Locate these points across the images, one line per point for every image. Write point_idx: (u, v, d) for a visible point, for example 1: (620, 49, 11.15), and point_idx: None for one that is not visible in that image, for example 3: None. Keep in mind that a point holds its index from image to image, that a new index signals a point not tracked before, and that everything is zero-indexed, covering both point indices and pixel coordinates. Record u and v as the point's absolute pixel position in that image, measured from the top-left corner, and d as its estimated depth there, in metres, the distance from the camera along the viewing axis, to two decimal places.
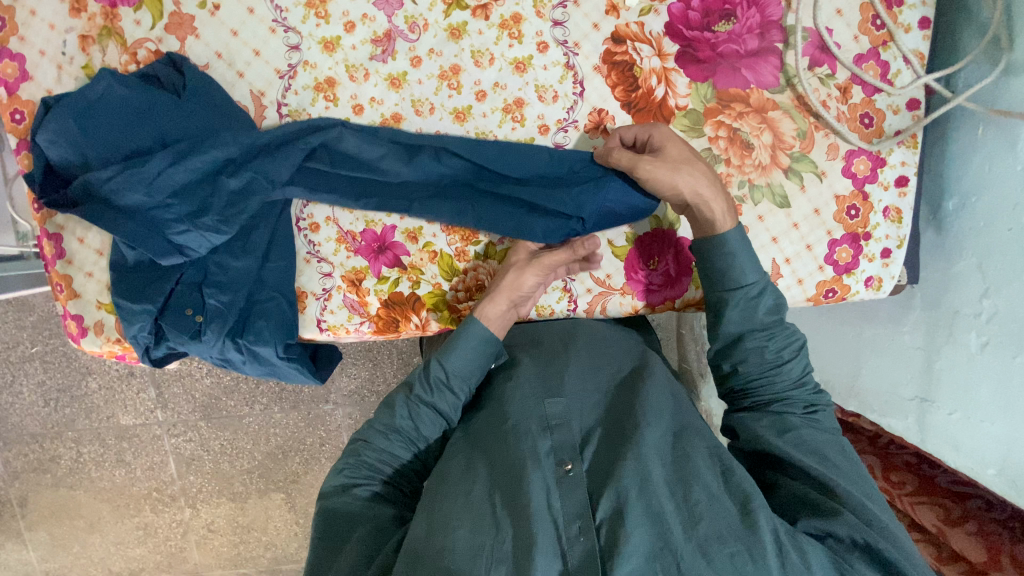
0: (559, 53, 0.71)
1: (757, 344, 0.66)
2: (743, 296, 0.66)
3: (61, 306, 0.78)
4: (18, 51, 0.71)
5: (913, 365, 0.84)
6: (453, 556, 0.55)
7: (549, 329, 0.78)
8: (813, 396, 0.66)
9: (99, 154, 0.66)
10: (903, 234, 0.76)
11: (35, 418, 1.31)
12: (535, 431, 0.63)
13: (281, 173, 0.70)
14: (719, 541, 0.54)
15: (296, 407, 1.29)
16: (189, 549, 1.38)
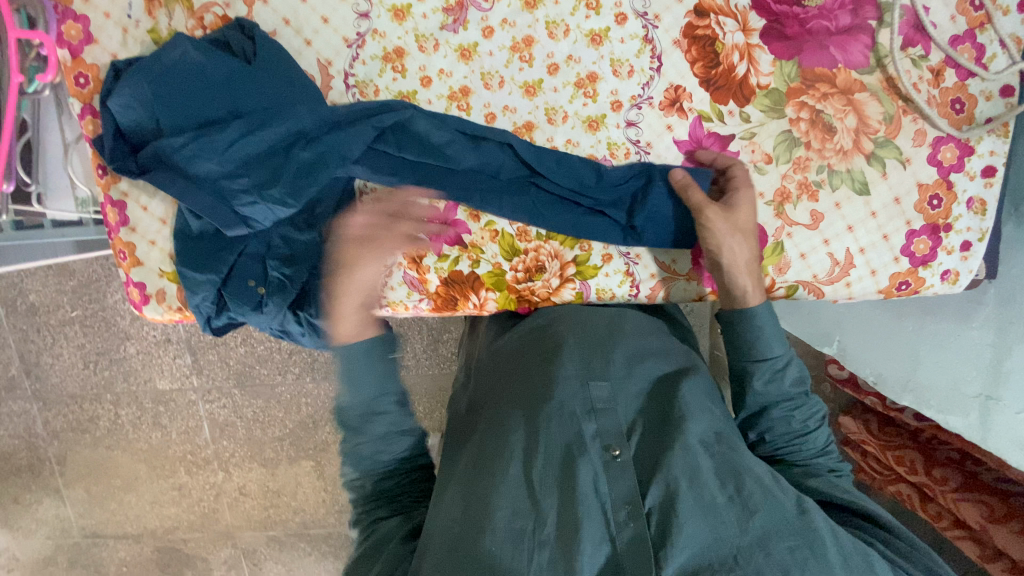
0: (638, 25, 0.69)
1: (783, 414, 0.66)
2: (769, 368, 0.66)
3: (123, 273, 0.78)
4: (82, 13, 0.70)
5: (980, 363, 0.83)
6: (495, 538, 0.53)
7: (586, 313, 0.74)
8: (836, 462, 0.67)
9: (170, 121, 0.65)
10: (986, 226, 0.73)
11: (75, 380, 1.35)
12: (579, 413, 0.60)
13: (354, 149, 0.68)
14: (778, 535, 0.52)
15: (328, 377, 1.30)
16: (221, 510, 1.41)
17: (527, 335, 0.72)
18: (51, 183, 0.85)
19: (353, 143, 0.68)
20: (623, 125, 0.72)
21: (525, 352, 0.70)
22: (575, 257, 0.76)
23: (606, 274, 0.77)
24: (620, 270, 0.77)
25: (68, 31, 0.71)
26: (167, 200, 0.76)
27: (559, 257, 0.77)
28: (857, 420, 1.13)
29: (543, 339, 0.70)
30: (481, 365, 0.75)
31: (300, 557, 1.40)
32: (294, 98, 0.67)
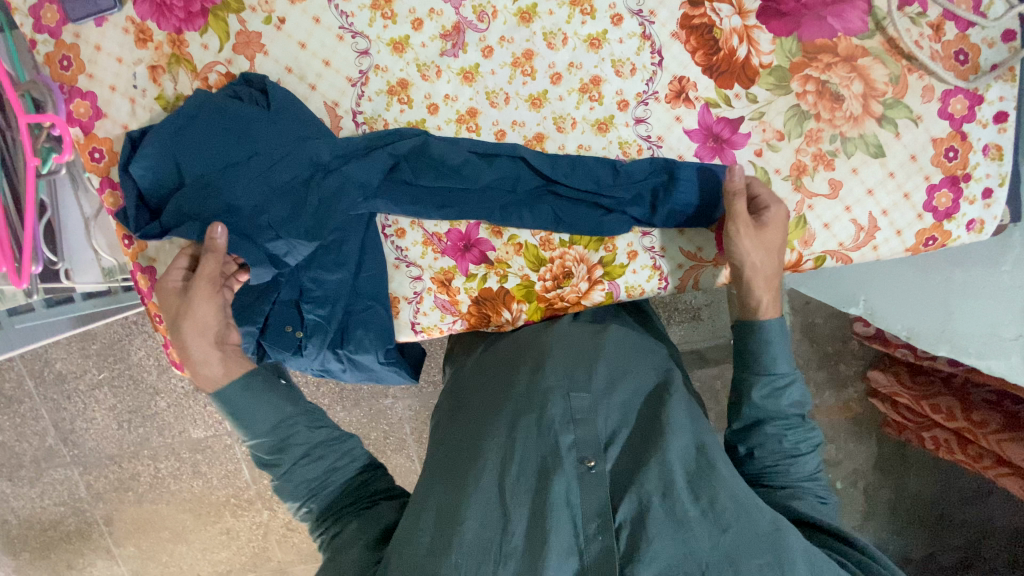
0: (635, 23, 0.70)
1: (776, 431, 0.68)
2: (769, 385, 0.69)
3: (162, 336, 0.79)
4: (88, 89, 0.71)
5: (1014, 304, 0.83)
6: (461, 552, 0.54)
7: (563, 327, 0.74)
8: (823, 489, 0.69)
9: (194, 172, 0.67)
10: (1005, 171, 0.73)
11: (111, 441, 1.35)
12: (558, 424, 0.60)
13: (374, 177, 0.70)
14: (747, 551, 0.54)
15: (358, 404, 1.28)
16: (272, 548, 1.42)
17: (509, 348, 0.72)
18: (76, 259, 0.86)
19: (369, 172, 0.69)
20: (631, 123, 0.72)
21: (509, 366, 0.69)
22: (601, 258, 0.77)
23: (634, 271, 0.77)
24: (647, 265, 0.77)
25: (76, 109, 0.72)
26: None
27: (585, 260, 0.77)
28: (887, 373, 1.15)
29: (522, 351, 0.69)
30: (462, 380, 0.75)
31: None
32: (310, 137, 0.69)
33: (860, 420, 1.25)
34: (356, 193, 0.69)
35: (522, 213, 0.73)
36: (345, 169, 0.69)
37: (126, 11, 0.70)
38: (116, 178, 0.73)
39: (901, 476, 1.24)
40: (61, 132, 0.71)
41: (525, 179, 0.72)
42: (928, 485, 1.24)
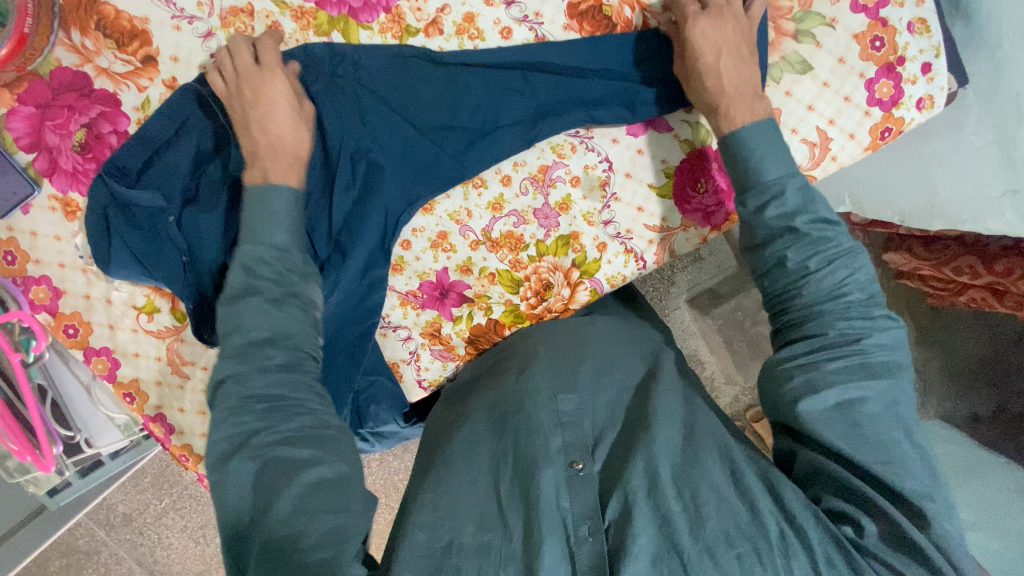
0: (525, 30, 0.70)
1: (804, 250, 0.60)
2: (760, 196, 0.62)
3: (193, 472, 0.81)
4: (40, 274, 0.73)
5: (992, 161, 0.79)
6: (461, 554, 0.52)
7: (538, 342, 0.73)
8: (857, 314, 0.57)
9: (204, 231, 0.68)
10: (938, 40, 0.71)
11: (194, 559, 1.28)
12: (547, 426, 0.59)
13: (323, 249, 0.71)
14: (726, 542, 0.50)
15: (408, 449, 1.26)
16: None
17: (496, 368, 0.72)
18: (91, 426, 0.89)
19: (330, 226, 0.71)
20: None
21: (498, 379, 0.69)
22: (574, 261, 0.77)
23: (610, 262, 0.77)
24: (620, 250, 0.77)
25: (36, 295, 0.73)
26: (199, 395, 0.78)
27: (559, 268, 0.77)
28: (901, 250, 1.10)
29: (507, 367, 0.70)
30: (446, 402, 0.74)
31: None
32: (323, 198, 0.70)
33: (888, 300, 1.23)
34: (311, 263, 0.70)
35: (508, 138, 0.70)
36: (293, 244, 0.69)
37: (46, 190, 0.70)
38: (97, 344, 0.76)
39: (945, 340, 1.21)
40: (31, 324, 0.75)
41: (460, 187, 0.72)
42: (976, 337, 1.20)
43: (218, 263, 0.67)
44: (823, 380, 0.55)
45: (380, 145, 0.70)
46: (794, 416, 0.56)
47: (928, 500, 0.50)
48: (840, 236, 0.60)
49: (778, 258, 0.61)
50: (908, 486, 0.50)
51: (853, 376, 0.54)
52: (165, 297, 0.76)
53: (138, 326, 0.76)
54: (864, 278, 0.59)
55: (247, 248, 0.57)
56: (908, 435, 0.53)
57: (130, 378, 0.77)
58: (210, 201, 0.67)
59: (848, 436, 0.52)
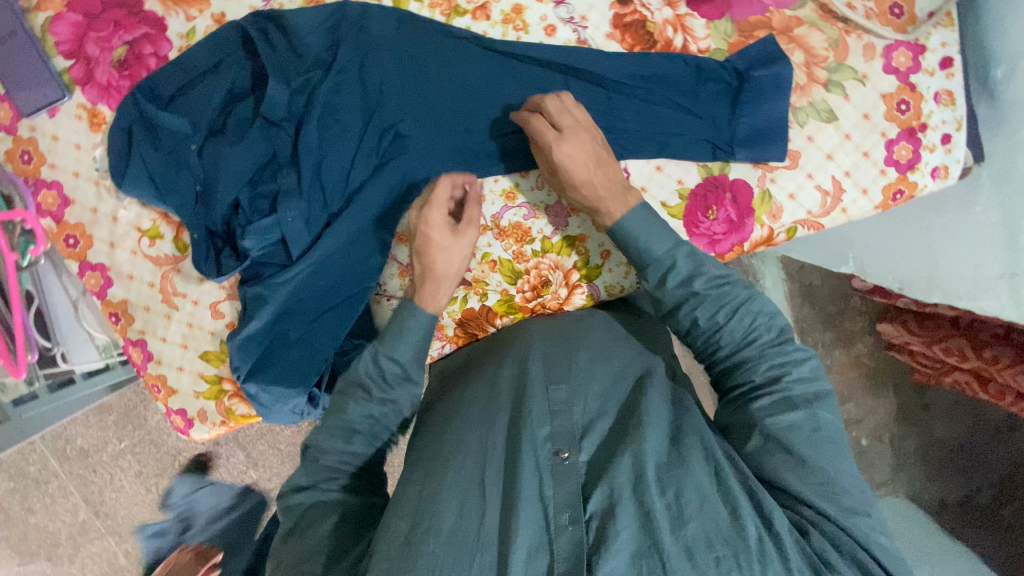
0: (569, 30, 0.72)
1: (708, 296, 0.60)
2: (658, 270, 0.62)
3: (163, 404, 0.81)
4: (52, 179, 0.73)
5: (993, 242, 0.81)
6: (434, 543, 0.49)
7: (535, 332, 0.70)
8: (773, 358, 0.59)
9: (229, 163, 0.67)
10: (960, 115, 0.73)
11: (142, 508, 1.24)
12: (536, 415, 0.57)
13: (335, 199, 0.71)
14: (705, 544, 0.48)
15: None
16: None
17: (501, 351, 0.68)
18: (69, 341, 0.88)
19: (345, 177, 0.71)
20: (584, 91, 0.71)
21: (495, 363, 0.66)
22: (575, 263, 0.78)
23: (609, 270, 0.78)
24: (622, 261, 0.78)
25: (44, 200, 0.74)
26: (183, 327, 0.79)
27: (560, 267, 0.78)
28: (895, 324, 1.09)
29: (506, 351, 0.67)
30: (449, 382, 0.71)
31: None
32: (343, 144, 0.70)
33: (874, 371, 1.19)
34: (320, 212, 0.71)
35: None
36: (306, 190, 0.69)
37: (76, 98, 0.71)
38: (94, 260, 0.76)
39: (925, 424, 1.17)
40: (33, 228, 0.74)
41: (485, 171, 0.74)
42: (957, 420, 1.16)
43: (229, 197, 0.68)
44: (759, 418, 0.56)
45: (412, 109, 0.71)
46: (741, 453, 0.57)
47: (852, 512, 0.52)
48: (738, 290, 0.61)
49: (689, 320, 0.61)
50: (827, 509, 0.52)
51: (783, 418, 0.55)
52: (170, 225, 0.76)
53: (138, 249, 0.77)
54: (761, 318, 0.60)
55: (376, 349, 0.62)
56: (838, 454, 0.54)
57: (119, 298, 0.78)
58: (235, 134, 0.68)
59: (791, 469, 0.53)
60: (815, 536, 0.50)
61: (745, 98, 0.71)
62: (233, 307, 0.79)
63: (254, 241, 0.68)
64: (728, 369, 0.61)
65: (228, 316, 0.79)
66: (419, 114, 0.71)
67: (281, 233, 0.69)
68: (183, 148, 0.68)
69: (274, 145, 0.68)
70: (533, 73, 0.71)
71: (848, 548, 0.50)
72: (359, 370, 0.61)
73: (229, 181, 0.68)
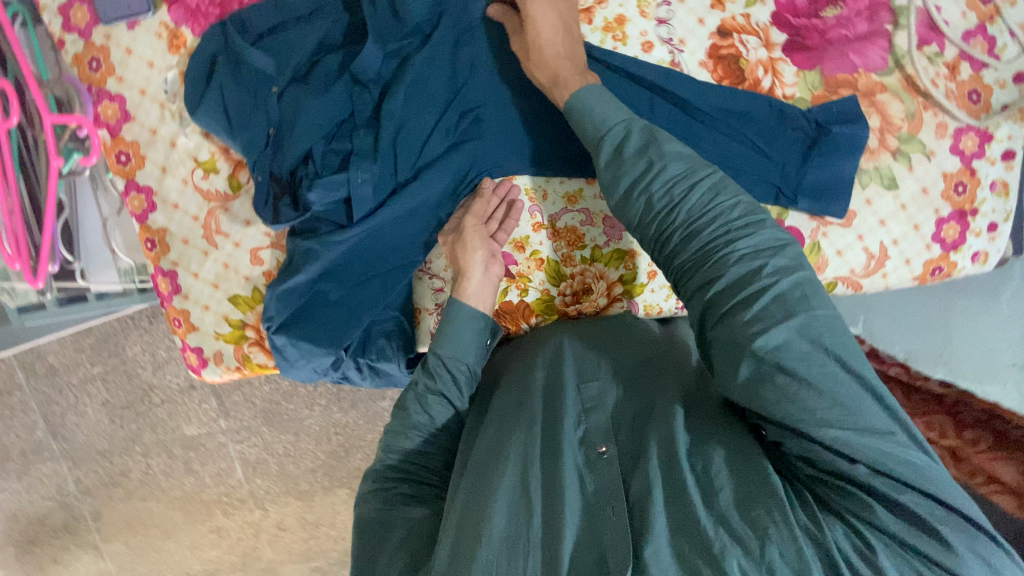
0: (665, 50, 0.73)
1: (663, 184, 0.55)
2: (614, 141, 0.59)
3: (179, 340, 0.79)
4: (117, 92, 0.72)
5: (1014, 332, 0.87)
6: (490, 549, 0.50)
7: (565, 330, 0.72)
8: (734, 214, 0.52)
9: (309, 115, 0.66)
10: (1010, 207, 0.76)
11: (102, 436, 1.25)
12: (571, 412, 0.58)
13: (405, 170, 0.71)
14: (743, 507, 0.47)
15: (355, 405, 1.22)
16: (262, 548, 1.29)
17: (528, 347, 0.70)
18: (91, 258, 0.85)
19: (418, 151, 0.71)
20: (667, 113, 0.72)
21: (529, 360, 0.67)
22: (621, 276, 0.78)
23: (653, 290, 0.79)
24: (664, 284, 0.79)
25: (104, 111, 0.72)
26: (217, 266, 0.77)
27: (605, 277, 0.79)
28: None
29: (535, 349, 0.69)
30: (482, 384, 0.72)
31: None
32: (421, 120, 0.70)
33: None
34: (389, 180, 0.70)
35: None
36: (380, 155, 0.69)
37: (159, 16, 0.71)
38: (142, 181, 0.74)
39: None
40: (89, 135, 0.72)
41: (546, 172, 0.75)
42: None
43: (303, 147, 0.67)
44: (745, 336, 0.47)
45: (494, 99, 0.72)
46: (731, 378, 0.48)
47: (871, 435, 0.45)
48: (698, 165, 0.55)
49: (643, 202, 0.56)
50: (837, 432, 0.45)
51: (773, 334, 0.46)
52: (228, 161, 0.75)
53: (190, 179, 0.75)
54: (724, 188, 0.53)
55: (432, 356, 0.66)
56: (840, 368, 0.46)
57: (159, 226, 0.76)
58: (319, 85, 0.68)
59: (798, 399, 0.45)
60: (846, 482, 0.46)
61: (818, 153, 0.72)
62: (274, 256, 0.77)
63: (319, 196, 0.67)
64: (690, 268, 0.53)
65: (267, 264, 0.77)
66: (498, 105, 0.73)
67: (347, 192, 0.68)
68: (266, 92, 0.67)
69: (354, 104, 0.68)
70: (621, 86, 0.71)
71: (883, 490, 0.44)
72: (416, 373, 0.67)
73: (305, 133, 0.67)
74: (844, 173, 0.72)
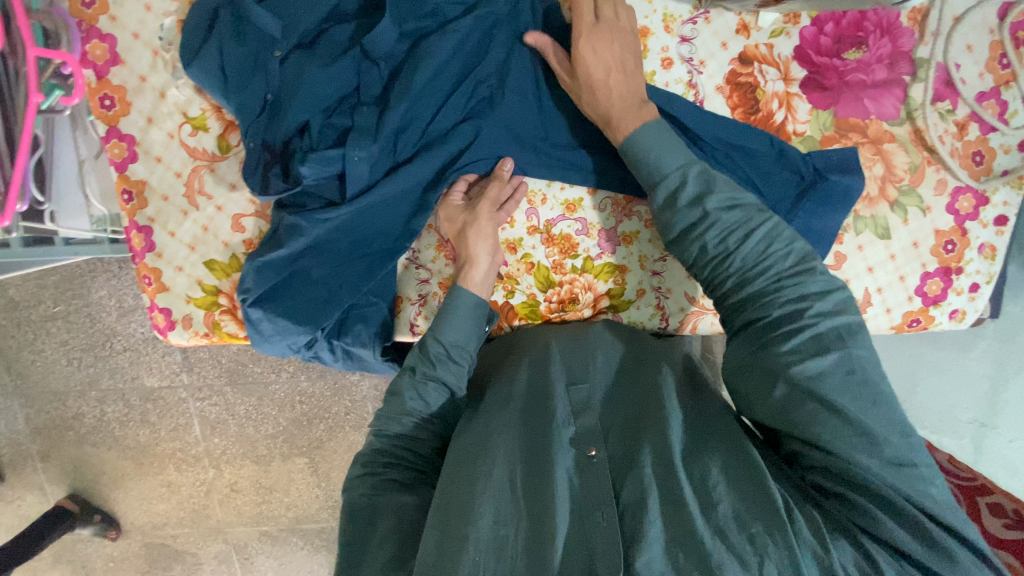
0: (683, 70, 0.72)
1: (719, 232, 0.56)
2: (668, 184, 0.59)
3: (147, 298, 0.76)
4: (109, 32, 0.69)
5: (977, 391, 0.87)
6: (477, 549, 0.49)
7: (552, 334, 0.72)
8: (788, 260, 0.53)
9: (312, 85, 0.63)
10: (994, 270, 0.77)
11: (57, 377, 1.20)
12: (560, 416, 0.58)
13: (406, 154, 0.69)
14: (740, 525, 0.47)
15: (324, 376, 1.19)
16: (212, 507, 1.27)
17: (518, 351, 0.70)
18: (62, 201, 0.80)
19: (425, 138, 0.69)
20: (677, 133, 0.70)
21: (512, 365, 0.67)
22: (608, 290, 0.78)
23: (638, 307, 0.78)
24: (651, 303, 0.78)
25: (92, 51, 0.70)
26: (196, 227, 0.74)
27: (593, 289, 0.78)
28: None
29: (523, 353, 0.69)
30: (472, 384, 0.71)
31: (291, 552, 1.28)
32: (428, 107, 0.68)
33: None
34: (387, 159, 0.68)
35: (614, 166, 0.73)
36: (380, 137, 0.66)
37: None
38: (124, 129, 0.71)
39: None
40: (74, 74, 0.67)
41: (551, 175, 0.73)
42: None
43: (300, 118, 0.64)
44: (788, 372, 0.49)
45: (511, 95, 0.71)
46: (770, 412, 0.51)
47: (898, 469, 0.46)
48: (753, 211, 0.56)
49: (698, 246, 0.57)
50: (866, 462, 0.46)
51: (813, 375, 0.48)
52: (220, 121, 0.72)
53: (177, 134, 0.72)
54: (777, 234, 0.54)
55: (430, 338, 0.65)
56: (876, 405, 0.47)
57: (138, 177, 0.72)
58: (325, 56, 0.65)
59: (830, 428, 0.47)
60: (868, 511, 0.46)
61: (824, 194, 0.70)
62: (257, 225, 0.74)
63: (312, 170, 0.65)
64: (740, 309, 0.55)
65: (248, 233, 0.74)
66: (511, 102, 0.71)
67: (341, 168, 0.66)
68: (268, 54, 0.64)
69: (360, 80, 0.66)
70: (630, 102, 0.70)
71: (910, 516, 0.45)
72: (412, 355, 0.65)
73: (305, 104, 0.64)
74: (831, 225, 0.71)
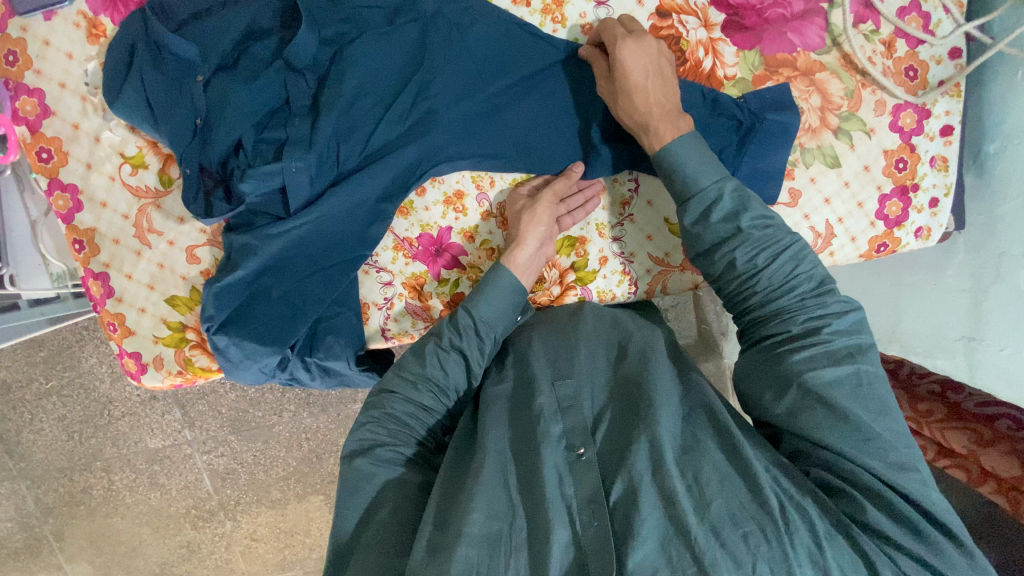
0: None
1: (751, 250, 0.56)
2: (701, 203, 0.59)
3: (115, 345, 0.75)
4: (35, 85, 0.70)
5: (959, 306, 0.81)
6: (468, 544, 0.47)
7: (534, 324, 0.70)
8: (813, 282, 0.55)
9: (239, 100, 0.64)
10: (950, 182, 0.77)
11: (59, 453, 1.19)
12: (547, 414, 0.56)
13: (349, 160, 0.69)
14: (732, 522, 0.47)
15: (326, 410, 1.19)
16: (235, 560, 1.24)
17: None
18: (21, 264, 0.79)
19: (365, 139, 0.69)
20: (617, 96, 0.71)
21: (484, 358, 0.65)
22: (573, 263, 0.77)
23: (605, 276, 0.78)
24: (616, 269, 0.78)
25: (22, 106, 0.70)
26: (152, 266, 0.74)
27: (557, 265, 0.77)
28: None
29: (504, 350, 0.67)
30: None
31: None
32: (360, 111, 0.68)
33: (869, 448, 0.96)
34: (329, 169, 0.68)
35: (553, 133, 0.72)
36: (315, 146, 0.66)
37: (76, 5, 0.69)
38: (66, 179, 0.71)
39: None
40: (6, 131, 0.67)
41: (490, 152, 0.72)
42: None
43: (232, 137, 0.65)
44: (810, 381, 0.51)
45: (438, 80, 0.69)
46: (788, 416, 0.52)
47: (903, 472, 0.48)
48: (783, 232, 0.57)
49: (726, 261, 0.58)
50: (873, 463, 0.48)
51: (832, 386, 0.50)
52: (157, 156, 0.73)
53: (118, 175, 0.72)
54: (803, 260, 0.56)
55: (463, 313, 0.65)
56: (885, 415, 0.50)
57: (87, 225, 0.72)
58: (248, 73, 0.66)
59: (836, 429, 0.49)
60: (871, 512, 0.47)
61: (762, 131, 0.70)
62: (211, 253, 0.74)
63: (254, 186, 0.65)
64: (762, 322, 0.57)
65: (204, 262, 0.74)
66: (442, 88, 0.69)
67: (282, 181, 0.65)
68: (191, 79, 0.65)
69: (288, 92, 0.66)
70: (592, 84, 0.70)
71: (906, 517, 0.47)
72: (441, 323, 0.65)
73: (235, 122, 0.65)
74: (779, 162, 0.71)
